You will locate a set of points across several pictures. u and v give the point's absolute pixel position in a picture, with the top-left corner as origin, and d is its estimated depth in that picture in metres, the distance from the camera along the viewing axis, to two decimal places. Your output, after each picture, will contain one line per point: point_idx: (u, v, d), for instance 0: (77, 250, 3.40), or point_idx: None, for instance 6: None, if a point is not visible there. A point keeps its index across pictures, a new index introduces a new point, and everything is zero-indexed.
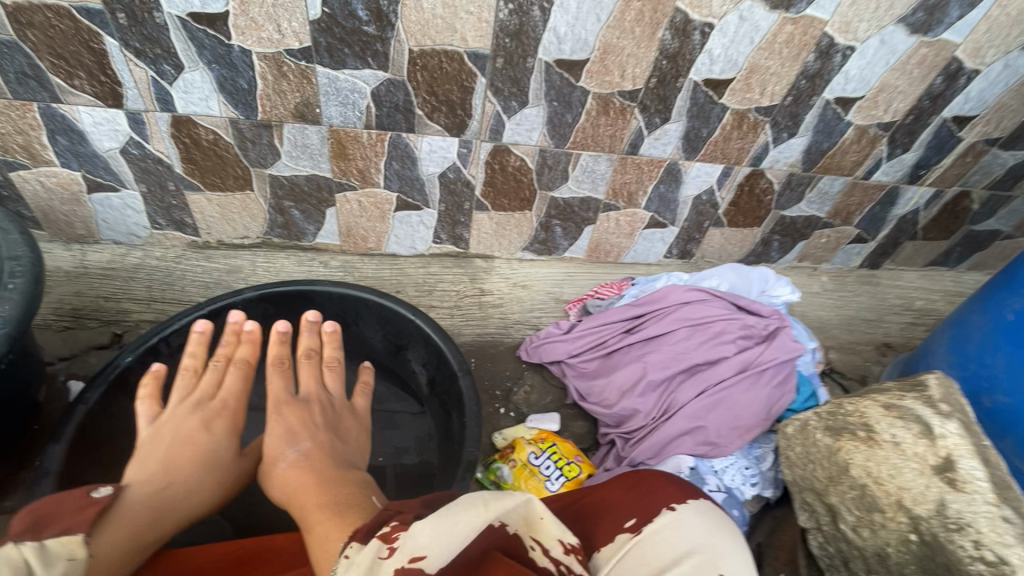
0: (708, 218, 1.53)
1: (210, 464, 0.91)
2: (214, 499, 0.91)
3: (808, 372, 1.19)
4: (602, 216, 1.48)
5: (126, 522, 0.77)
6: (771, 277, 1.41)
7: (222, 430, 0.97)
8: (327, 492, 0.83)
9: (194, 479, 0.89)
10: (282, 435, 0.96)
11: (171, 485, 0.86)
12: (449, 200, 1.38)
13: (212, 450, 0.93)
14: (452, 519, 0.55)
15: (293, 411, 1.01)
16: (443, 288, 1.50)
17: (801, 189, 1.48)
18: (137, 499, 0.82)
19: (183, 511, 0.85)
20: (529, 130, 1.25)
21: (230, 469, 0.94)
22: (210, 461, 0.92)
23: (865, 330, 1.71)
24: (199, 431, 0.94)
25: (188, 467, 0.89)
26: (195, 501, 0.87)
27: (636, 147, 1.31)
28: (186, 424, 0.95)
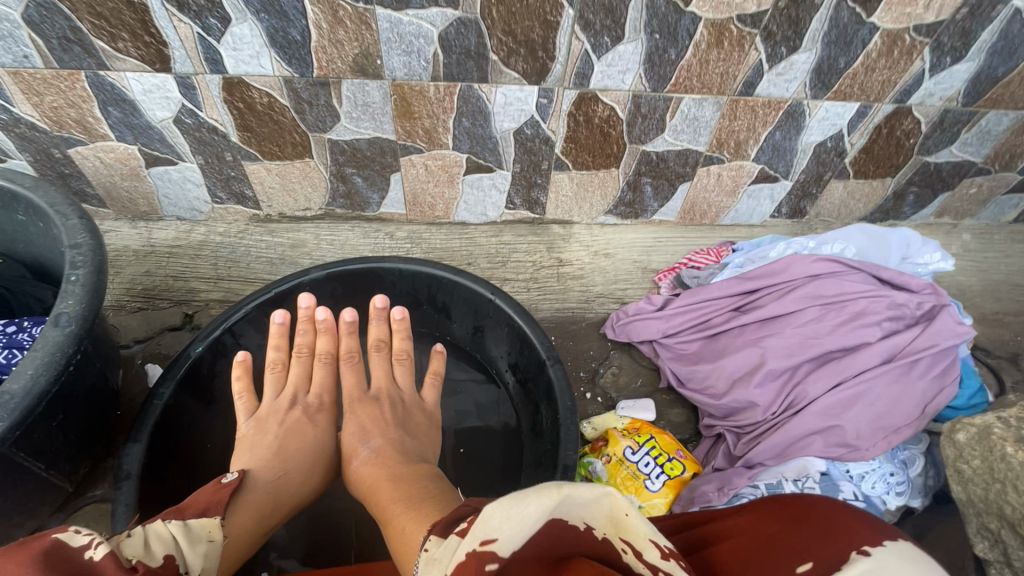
0: (830, 169, 1.28)
1: (314, 454, 0.91)
2: (317, 488, 0.90)
3: (966, 359, 0.99)
4: (701, 171, 1.27)
5: (250, 505, 0.79)
6: (915, 241, 1.17)
7: (322, 423, 0.95)
8: (409, 484, 0.78)
9: (304, 466, 0.89)
10: (359, 428, 0.92)
11: (283, 472, 0.86)
12: (525, 159, 1.22)
13: (314, 440, 0.92)
14: (520, 498, 0.40)
15: (373, 405, 0.97)
16: (518, 258, 1.36)
17: (957, 128, 1.20)
18: (257, 479, 0.83)
19: (295, 499, 0.86)
20: (623, 71, 1.04)
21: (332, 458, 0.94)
22: (315, 452, 0.91)
23: (1017, 298, 1.42)
24: (302, 421, 0.94)
25: (298, 456, 0.89)
26: (303, 490, 0.88)
27: (752, 86, 1.08)
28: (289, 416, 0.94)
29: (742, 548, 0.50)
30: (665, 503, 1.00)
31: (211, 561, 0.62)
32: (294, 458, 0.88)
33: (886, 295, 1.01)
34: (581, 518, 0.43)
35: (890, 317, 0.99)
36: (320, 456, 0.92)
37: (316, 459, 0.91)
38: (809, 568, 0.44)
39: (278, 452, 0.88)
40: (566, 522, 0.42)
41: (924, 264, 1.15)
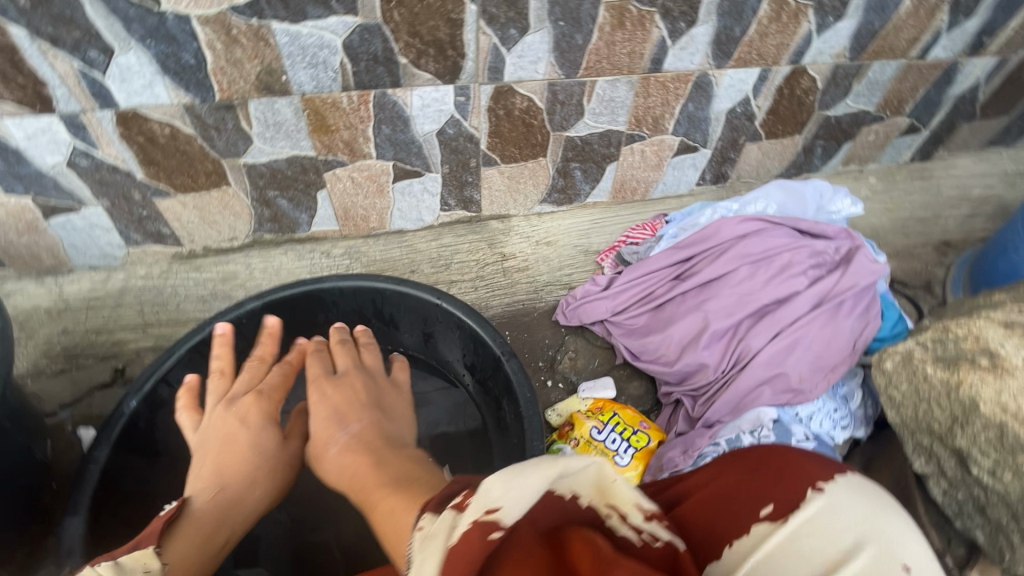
0: (743, 133, 1.34)
1: (259, 458, 0.86)
2: (268, 492, 0.86)
3: (885, 293, 1.07)
4: (625, 150, 1.31)
5: (194, 526, 0.76)
6: (826, 190, 1.24)
7: (257, 420, 0.89)
8: (384, 465, 0.71)
9: (248, 470, 0.84)
10: (331, 420, 0.84)
11: (229, 485, 0.82)
12: (452, 159, 1.21)
13: (257, 441, 0.87)
14: (520, 473, 0.42)
15: (340, 392, 0.89)
16: (461, 258, 1.35)
17: (848, 82, 1.29)
18: (200, 498, 0.79)
19: (244, 510, 0.82)
20: (534, 61, 1.06)
21: (280, 457, 0.88)
22: (259, 453, 0.86)
23: (922, 230, 1.55)
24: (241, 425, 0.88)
25: (243, 463, 0.84)
26: (251, 496, 0.83)
27: (660, 63, 1.12)
28: (225, 424, 0.88)
29: (710, 502, 0.52)
30: (636, 475, 1.02)
31: None
32: (239, 468, 0.84)
33: (806, 244, 1.08)
34: (570, 487, 0.44)
35: (812, 265, 1.06)
36: (268, 457, 0.87)
37: (265, 464, 0.86)
38: (769, 510, 0.47)
39: (220, 466, 0.83)
40: (557, 491, 0.43)
41: (837, 211, 1.24)
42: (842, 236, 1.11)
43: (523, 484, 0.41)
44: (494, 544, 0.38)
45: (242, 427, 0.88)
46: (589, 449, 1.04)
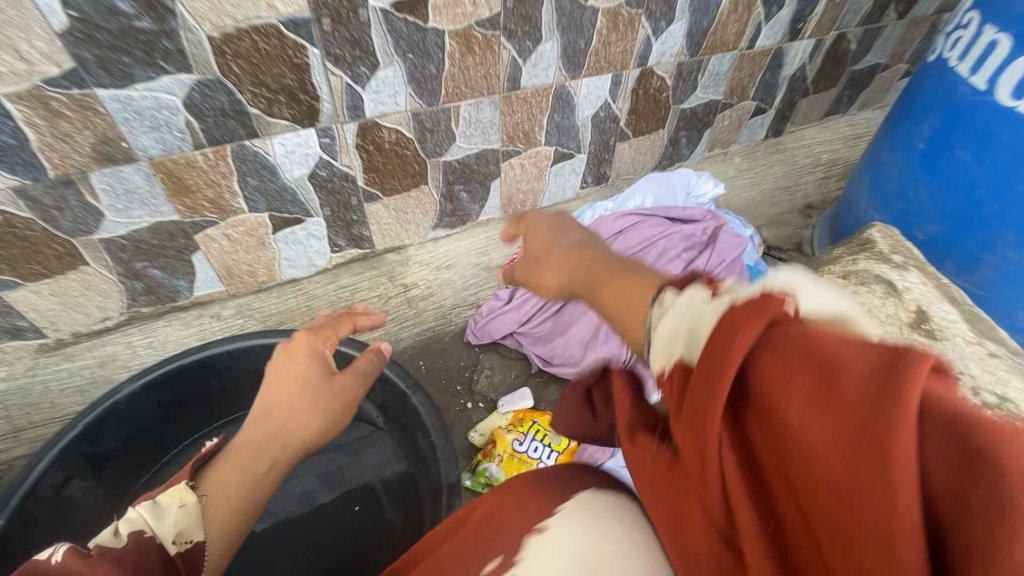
0: (612, 134, 1.43)
1: (310, 388, 0.79)
2: (323, 417, 0.78)
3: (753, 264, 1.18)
4: (505, 165, 1.34)
5: (231, 461, 0.69)
6: (691, 177, 1.35)
7: (303, 356, 0.82)
8: (631, 293, 0.53)
9: (300, 402, 0.77)
10: (530, 269, 0.85)
11: (277, 407, 0.76)
12: (332, 200, 1.19)
13: (303, 374, 0.80)
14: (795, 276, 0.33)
15: (560, 262, 0.78)
16: (363, 297, 1.33)
17: (693, 76, 1.40)
18: (249, 427, 0.74)
19: (295, 439, 0.75)
20: (392, 95, 1.07)
21: (330, 390, 0.81)
22: (309, 386, 0.80)
23: (786, 197, 1.71)
24: (304, 363, 0.81)
25: (281, 399, 0.77)
26: (306, 421, 0.77)
27: (516, 81, 1.18)
28: (284, 366, 0.81)
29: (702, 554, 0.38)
30: None
31: (191, 519, 0.60)
32: (297, 393, 0.78)
33: (677, 230, 1.16)
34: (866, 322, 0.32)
35: (684, 249, 1.14)
36: (315, 392, 0.79)
37: (316, 393, 0.79)
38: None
39: (268, 397, 0.77)
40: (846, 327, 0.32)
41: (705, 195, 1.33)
42: (708, 217, 1.20)
43: (833, 295, 0.32)
44: (783, 315, 0.30)
45: (289, 363, 0.81)
46: (519, 464, 1.04)
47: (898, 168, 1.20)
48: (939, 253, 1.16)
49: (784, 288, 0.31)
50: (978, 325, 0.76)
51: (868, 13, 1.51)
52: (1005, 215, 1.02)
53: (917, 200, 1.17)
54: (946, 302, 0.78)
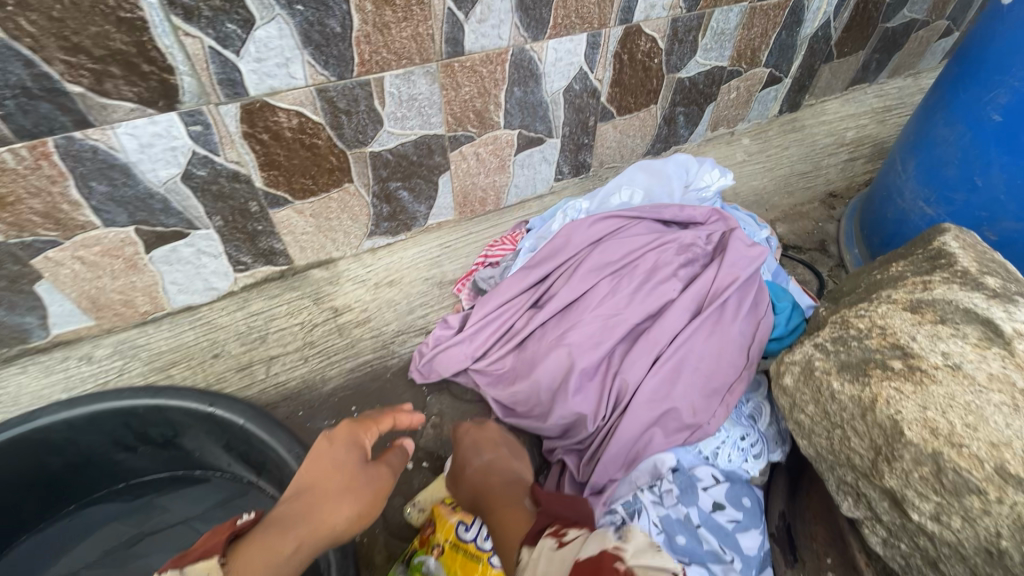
0: (591, 113, 1.14)
1: (344, 476, 0.64)
2: (353, 507, 0.61)
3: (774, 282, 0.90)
4: (455, 155, 1.06)
5: (272, 527, 0.59)
6: (691, 164, 1.06)
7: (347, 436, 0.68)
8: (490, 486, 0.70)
9: (336, 487, 0.62)
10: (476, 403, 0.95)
11: (311, 492, 0.62)
12: (222, 207, 0.92)
13: (340, 458, 0.65)
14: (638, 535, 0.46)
15: (482, 472, 0.73)
16: (279, 325, 1.06)
17: (692, 36, 1.11)
18: (287, 497, 0.62)
19: (321, 534, 0.59)
20: (282, 63, 0.79)
21: (369, 478, 0.64)
22: (342, 471, 0.64)
23: (804, 184, 1.42)
24: (343, 447, 0.67)
25: (318, 485, 0.62)
26: (334, 511, 0.60)
27: (458, 43, 0.89)
28: (323, 452, 0.66)
29: None
30: None
31: None
32: (329, 482, 0.63)
33: (672, 239, 0.89)
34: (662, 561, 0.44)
35: (682, 263, 0.87)
36: (349, 482, 0.63)
37: (351, 483, 0.63)
38: None
39: (303, 479, 0.64)
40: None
41: (707, 184, 1.05)
42: (712, 219, 0.93)
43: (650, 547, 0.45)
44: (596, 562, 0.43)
45: (326, 444, 0.67)
46: (465, 559, 0.76)
47: (961, 148, 0.92)
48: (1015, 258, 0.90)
49: (618, 550, 0.44)
50: None
51: None
52: None
53: (988, 191, 0.89)
54: None
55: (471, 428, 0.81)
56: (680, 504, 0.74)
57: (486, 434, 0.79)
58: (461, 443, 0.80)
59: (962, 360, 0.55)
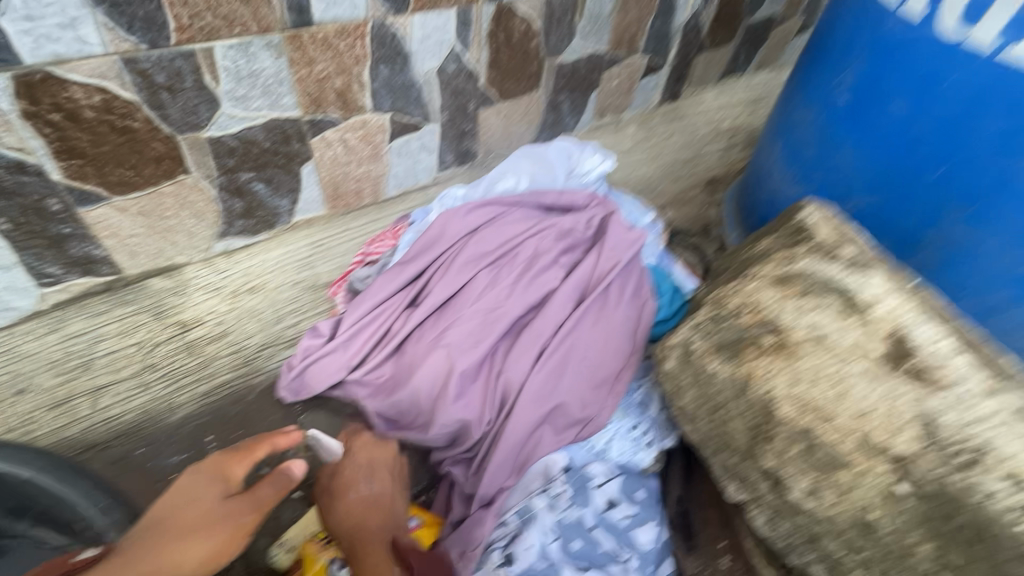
0: (470, 97, 1.07)
1: (197, 512, 0.54)
2: (205, 546, 0.51)
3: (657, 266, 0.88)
4: (317, 142, 0.94)
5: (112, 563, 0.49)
6: (573, 149, 1.03)
7: (213, 471, 0.59)
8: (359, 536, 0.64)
9: (194, 517, 0.54)
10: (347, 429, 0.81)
11: (158, 527, 0.53)
12: (7, 205, 0.73)
13: (200, 495, 0.56)
14: None
15: (348, 510, 0.67)
16: (110, 348, 0.87)
17: (568, 18, 1.09)
18: (131, 535, 0.53)
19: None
20: (67, 23, 0.64)
21: (231, 514, 0.55)
22: (195, 507, 0.55)
23: (688, 171, 1.45)
24: (205, 482, 0.58)
25: (169, 522, 0.53)
26: (182, 549, 0.51)
27: (304, 11, 0.78)
28: (180, 488, 0.57)
29: None
30: None
31: None
32: (184, 519, 0.54)
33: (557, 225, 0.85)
34: None
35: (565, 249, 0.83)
36: (207, 516, 0.54)
37: (205, 518, 0.54)
38: None
39: (154, 516, 0.54)
40: None
41: (591, 168, 1.02)
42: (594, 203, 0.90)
43: None
44: None
45: (188, 480, 0.58)
46: None
47: (818, 129, 0.96)
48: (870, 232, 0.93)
49: None
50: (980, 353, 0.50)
51: None
52: (953, 179, 0.79)
53: (842, 168, 0.93)
54: (933, 320, 0.51)
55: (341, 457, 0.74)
56: (574, 506, 0.69)
57: (358, 462, 0.73)
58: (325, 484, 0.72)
59: (826, 331, 0.54)
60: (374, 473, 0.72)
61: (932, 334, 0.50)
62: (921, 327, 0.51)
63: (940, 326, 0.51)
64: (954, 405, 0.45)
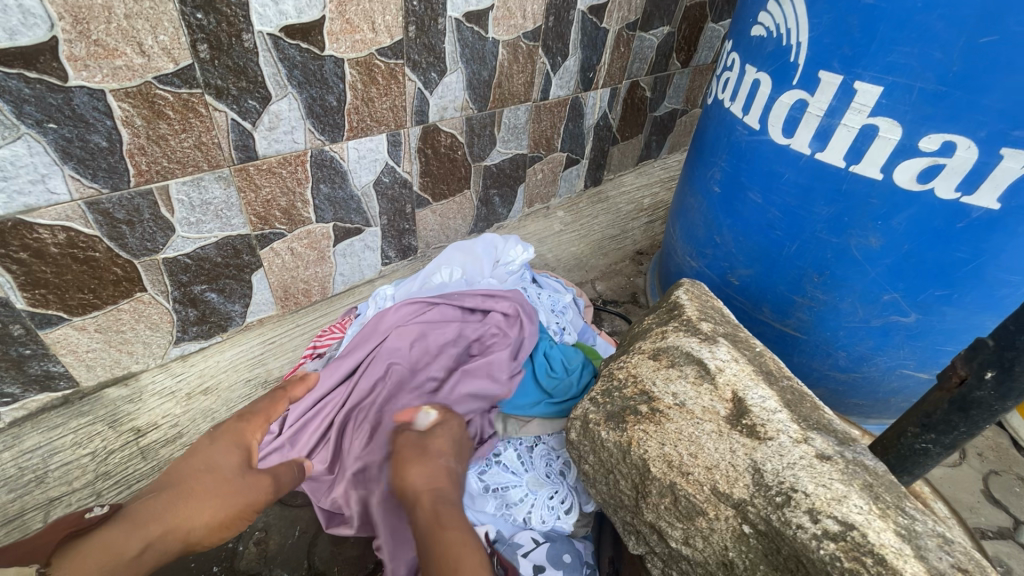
0: (406, 201, 1.22)
1: (218, 479, 0.73)
2: (214, 512, 0.70)
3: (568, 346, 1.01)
4: (266, 253, 1.05)
5: (125, 522, 0.65)
6: (498, 242, 1.19)
7: (232, 442, 0.77)
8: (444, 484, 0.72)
9: (215, 478, 0.72)
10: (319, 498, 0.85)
11: (176, 489, 0.70)
12: None
13: (218, 462, 0.74)
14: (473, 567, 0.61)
15: (438, 471, 0.73)
16: (63, 459, 0.91)
17: (488, 131, 1.26)
18: (149, 492, 0.69)
19: (174, 535, 0.67)
20: (37, 179, 0.75)
21: (239, 486, 0.73)
22: (216, 474, 0.73)
23: (615, 246, 1.61)
24: (228, 451, 0.76)
25: (187, 483, 0.71)
26: (196, 512, 0.69)
27: (249, 149, 0.91)
28: (204, 454, 0.75)
29: None
30: None
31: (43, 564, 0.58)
32: (200, 482, 0.71)
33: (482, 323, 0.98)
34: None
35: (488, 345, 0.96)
36: (226, 478, 0.73)
37: (222, 484, 0.72)
38: None
39: (178, 472, 0.72)
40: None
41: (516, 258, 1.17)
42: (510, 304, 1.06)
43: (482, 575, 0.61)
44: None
45: (209, 445, 0.77)
46: None
47: (703, 213, 1.13)
48: (755, 299, 1.07)
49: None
50: (801, 408, 0.61)
51: (653, 62, 1.53)
52: (804, 254, 0.95)
53: (725, 245, 1.09)
54: (764, 383, 0.64)
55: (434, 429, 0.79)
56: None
57: (450, 438, 0.78)
58: (409, 448, 0.75)
59: (686, 398, 0.65)
60: (455, 454, 0.77)
61: (764, 396, 0.62)
62: (755, 391, 0.63)
63: (770, 389, 0.63)
64: (774, 455, 0.56)
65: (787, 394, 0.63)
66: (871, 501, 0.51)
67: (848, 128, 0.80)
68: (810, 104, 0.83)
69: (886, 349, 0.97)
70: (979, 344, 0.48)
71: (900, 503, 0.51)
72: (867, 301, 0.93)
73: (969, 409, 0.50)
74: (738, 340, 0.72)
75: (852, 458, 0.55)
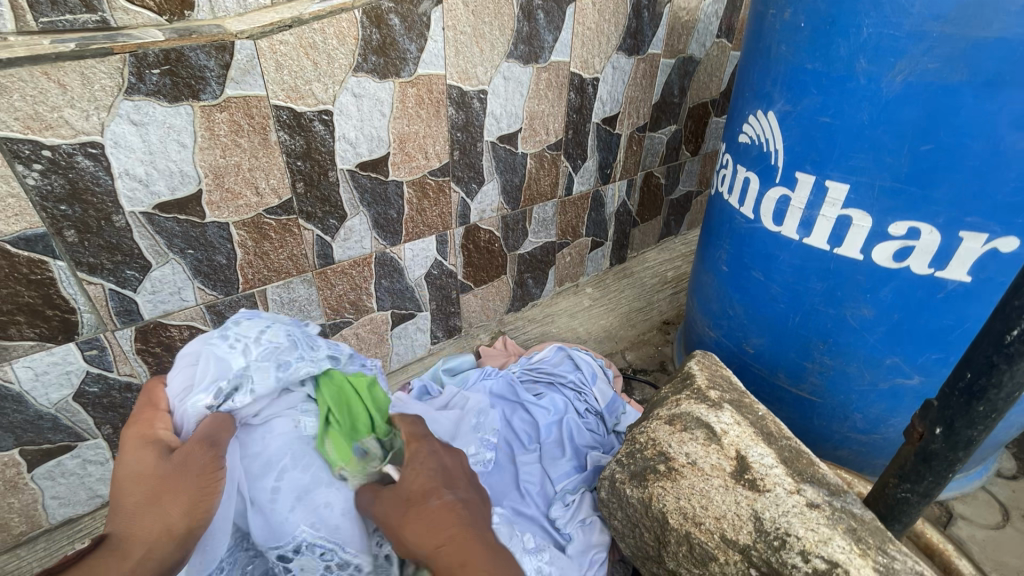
0: (451, 288, 1.40)
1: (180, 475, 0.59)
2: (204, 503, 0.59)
3: (573, 470, 1.14)
4: (337, 338, 1.25)
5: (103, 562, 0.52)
6: (543, 352, 1.43)
7: (133, 449, 0.60)
8: (446, 524, 0.58)
9: (191, 493, 0.58)
10: None
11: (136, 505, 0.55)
12: (112, 415, 1.00)
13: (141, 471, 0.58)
14: None
15: (434, 515, 0.59)
16: None
17: (521, 225, 1.46)
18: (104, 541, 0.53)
19: (160, 551, 0.55)
20: (175, 291, 0.97)
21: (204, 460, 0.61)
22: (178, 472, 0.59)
23: (643, 318, 1.77)
24: (222, 429, 0.66)
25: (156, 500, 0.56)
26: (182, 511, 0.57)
27: (328, 257, 1.13)
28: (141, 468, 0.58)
29: None
30: None
31: None
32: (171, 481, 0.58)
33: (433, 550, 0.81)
34: None
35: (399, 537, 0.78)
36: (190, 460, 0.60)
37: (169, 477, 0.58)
38: None
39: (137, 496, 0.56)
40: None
41: (530, 387, 1.33)
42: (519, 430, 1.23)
43: None
44: None
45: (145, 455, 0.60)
46: None
47: (715, 289, 1.26)
48: (772, 366, 1.17)
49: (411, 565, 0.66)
50: (797, 464, 0.71)
51: (664, 155, 1.72)
52: (807, 324, 1.06)
53: (737, 317, 1.20)
54: (763, 443, 0.74)
55: (407, 469, 0.66)
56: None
57: (422, 461, 0.67)
58: (393, 510, 0.62)
59: (697, 457, 0.75)
60: (446, 478, 0.65)
61: (762, 454, 0.72)
62: (755, 450, 0.73)
63: (769, 449, 0.73)
64: (772, 506, 0.66)
65: (784, 452, 0.73)
66: (853, 542, 0.60)
67: (827, 218, 0.94)
68: (792, 199, 0.98)
69: (898, 410, 1.05)
70: (928, 404, 0.58)
71: (882, 545, 0.60)
72: (871, 365, 1.02)
73: (931, 460, 0.59)
74: (742, 404, 0.82)
75: (839, 506, 0.65)
